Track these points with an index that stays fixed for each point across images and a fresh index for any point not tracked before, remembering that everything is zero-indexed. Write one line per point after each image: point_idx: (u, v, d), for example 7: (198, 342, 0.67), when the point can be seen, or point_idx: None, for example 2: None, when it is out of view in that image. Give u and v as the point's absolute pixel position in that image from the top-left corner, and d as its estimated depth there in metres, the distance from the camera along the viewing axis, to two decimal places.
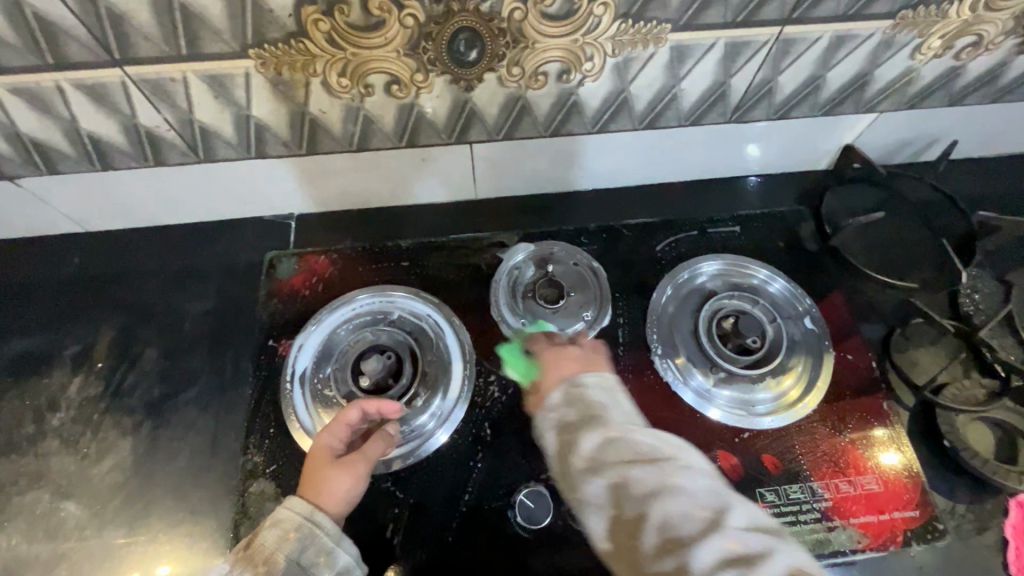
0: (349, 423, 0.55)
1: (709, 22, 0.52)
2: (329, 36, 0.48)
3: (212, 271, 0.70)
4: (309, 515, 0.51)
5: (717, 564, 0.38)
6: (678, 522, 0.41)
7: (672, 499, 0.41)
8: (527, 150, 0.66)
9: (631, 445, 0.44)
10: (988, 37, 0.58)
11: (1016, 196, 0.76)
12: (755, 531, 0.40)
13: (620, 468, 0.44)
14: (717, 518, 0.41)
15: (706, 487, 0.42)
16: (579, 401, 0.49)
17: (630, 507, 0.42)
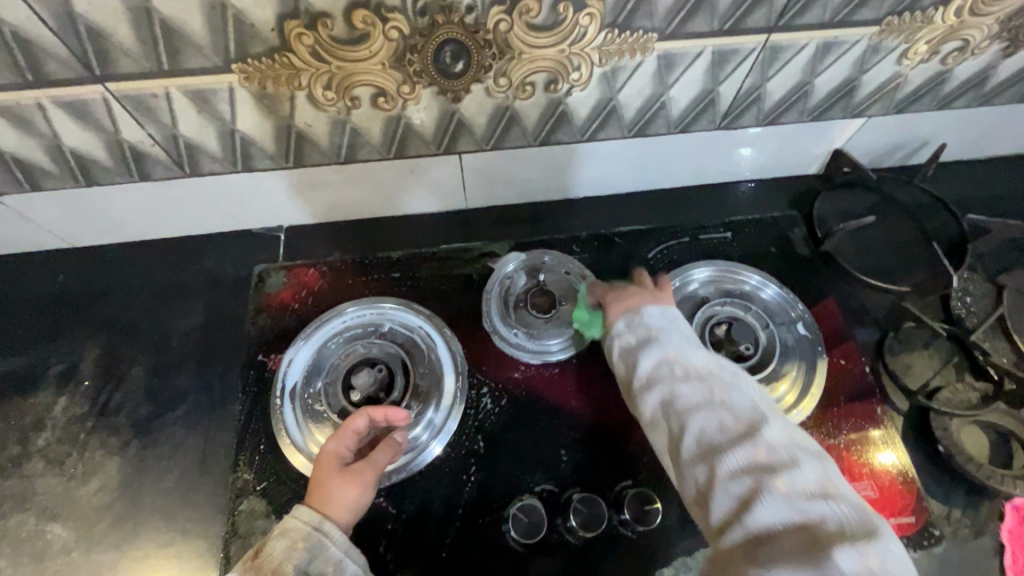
0: (356, 430, 0.55)
1: (696, 31, 0.52)
2: (313, 49, 0.47)
3: (200, 286, 0.69)
4: (318, 525, 0.49)
5: (742, 467, 0.43)
6: (713, 429, 0.45)
7: (714, 412, 0.46)
8: (517, 159, 0.66)
9: (685, 366, 0.49)
10: (974, 41, 0.58)
11: (1005, 197, 0.76)
12: (786, 445, 0.44)
13: (673, 385, 0.48)
14: (752, 429, 0.45)
15: (750, 406, 0.46)
16: (641, 326, 0.54)
17: (677, 416, 0.47)
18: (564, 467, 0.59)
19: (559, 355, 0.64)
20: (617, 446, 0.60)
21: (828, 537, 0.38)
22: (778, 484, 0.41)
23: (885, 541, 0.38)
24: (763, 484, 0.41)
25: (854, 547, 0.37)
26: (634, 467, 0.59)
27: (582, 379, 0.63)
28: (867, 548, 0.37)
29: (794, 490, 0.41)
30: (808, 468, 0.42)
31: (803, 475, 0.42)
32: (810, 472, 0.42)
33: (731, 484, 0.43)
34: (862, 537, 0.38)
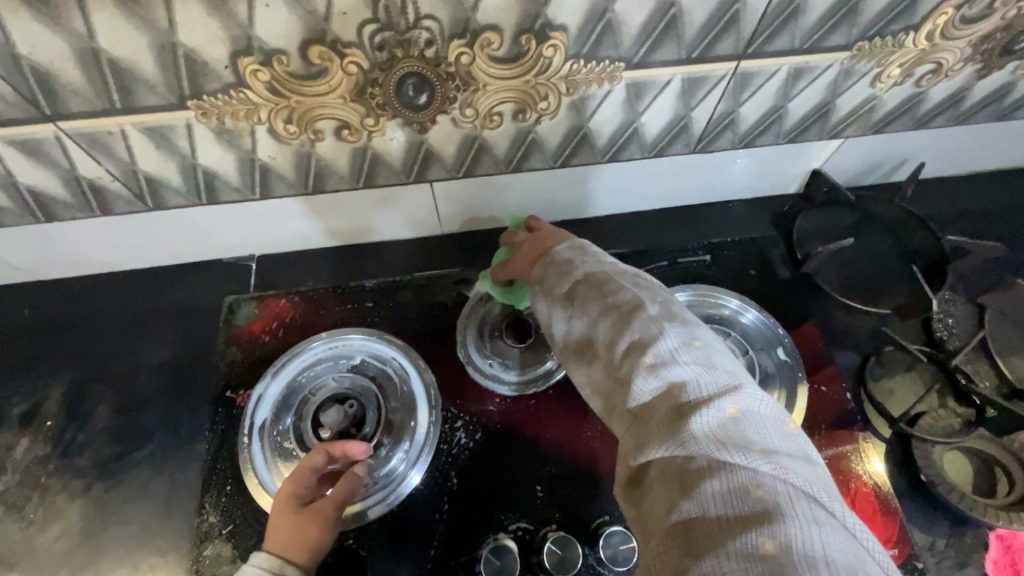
0: (314, 469, 0.53)
1: (664, 60, 0.51)
2: (270, 85, 0.46)
3: (169, 319, 0.67)
4: (277, 571, 0.47)
5: (625, 350, 0.43)
6: (601, 325, 0.45)
7: (603, 311, 0.46)
8: (490, 186, 0.65)
9: (583, 278, 0.49)
10: (947, 64, 0.57)
11: (985, 215, 0.76)
12: (658, 319, 0.43)
13: (568, 301, 0.49)
14: (632, 313, 0.44)
15: (632, 295, 0.46)
16: (553, 260, 0.54)
17: (576, 328, 0.47)
18: (539, 504, 0.57)
19: (535, 386, 0.63)
20: (594, 481, 0.58)
21: (689, 398, 0.37)
22: (646, 359, 0.41)
23: (745, 392, 0.38)
24: (637, 365, 0.41)
25: (711, 401, 0.37)
26: (611, 503, 0.57)
27: (558, 410, 0.62)
28: (725, 400, 0.37)
29: (661, 358, 0.40)
30: (680, 336, 0.42)
31: (672, 345, 0.41)
32: (679, 340, 0.41)
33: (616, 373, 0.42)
34: (721, 389, 0.37)
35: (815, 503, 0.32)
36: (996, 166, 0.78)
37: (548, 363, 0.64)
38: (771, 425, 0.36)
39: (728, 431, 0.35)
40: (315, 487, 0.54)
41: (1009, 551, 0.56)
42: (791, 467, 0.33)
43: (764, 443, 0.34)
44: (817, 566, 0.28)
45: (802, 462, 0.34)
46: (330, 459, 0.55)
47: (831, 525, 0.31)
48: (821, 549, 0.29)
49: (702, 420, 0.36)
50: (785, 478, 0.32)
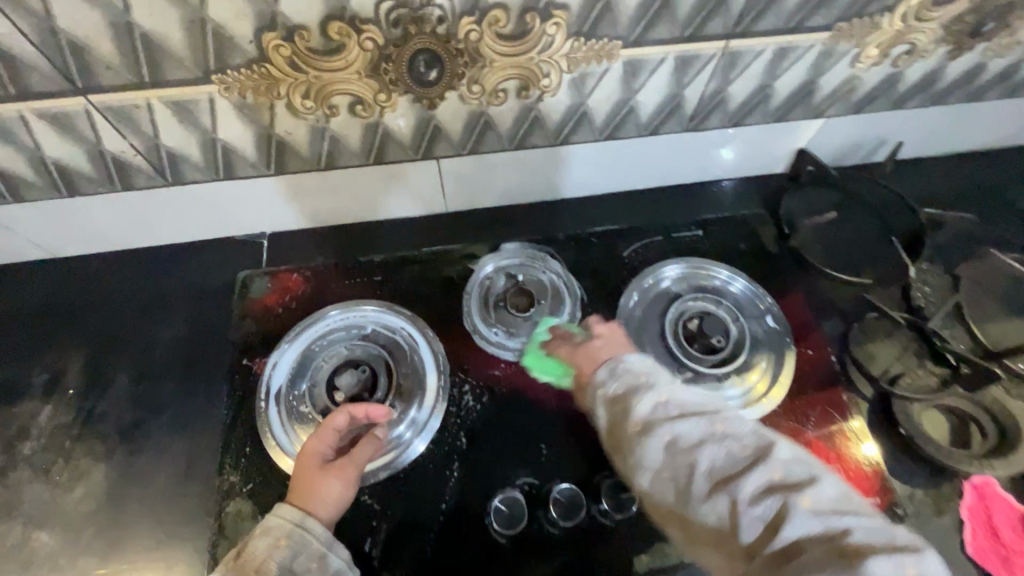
0: (337, 428, 0.57)
1: (658, 39, 0.54)
2: (291, 60, 0.49)
3: (184, 294, 0.70)
4: (300, 522, 0.51)
5: (762, 489, 0.42)
6: (718, 459, 0.44)
7: (721, 443, 0.45)
8: (494, 163, 0.68)
9: (678, 404, 0.48)
10: (921, 45, 0.62)
11: (961, 192, 0.80)
12: (803, 464, 0.43)
13: (665, 424, 0.47)
14: (763, 453, 0.44)
15: (753, 430, 0.46)
16: (625, 372, 0.52)
17: (681, 457, 0.46)
18: (544, 461, 0.60)
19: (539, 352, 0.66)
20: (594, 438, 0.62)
21: (864, 550, 0.37)
22: (806, 504, 0.40)
23: (926, 552, 0.37)
24: (790, 510, 0.40)
25: (891, 555, 0.36)
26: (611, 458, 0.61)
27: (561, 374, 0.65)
28: (904, 557, 0.36)
29: (818, 506, 0.40)
30: (830, 485, 0.41)
31: (827, 493, 0.41)
32: (833, 491, 0.41)
33: (754, 514, 0.41)
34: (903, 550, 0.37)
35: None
36: (972, 147, 0.83)
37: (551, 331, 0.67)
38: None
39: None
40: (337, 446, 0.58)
41: (983, 499, 0.60)
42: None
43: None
44: None
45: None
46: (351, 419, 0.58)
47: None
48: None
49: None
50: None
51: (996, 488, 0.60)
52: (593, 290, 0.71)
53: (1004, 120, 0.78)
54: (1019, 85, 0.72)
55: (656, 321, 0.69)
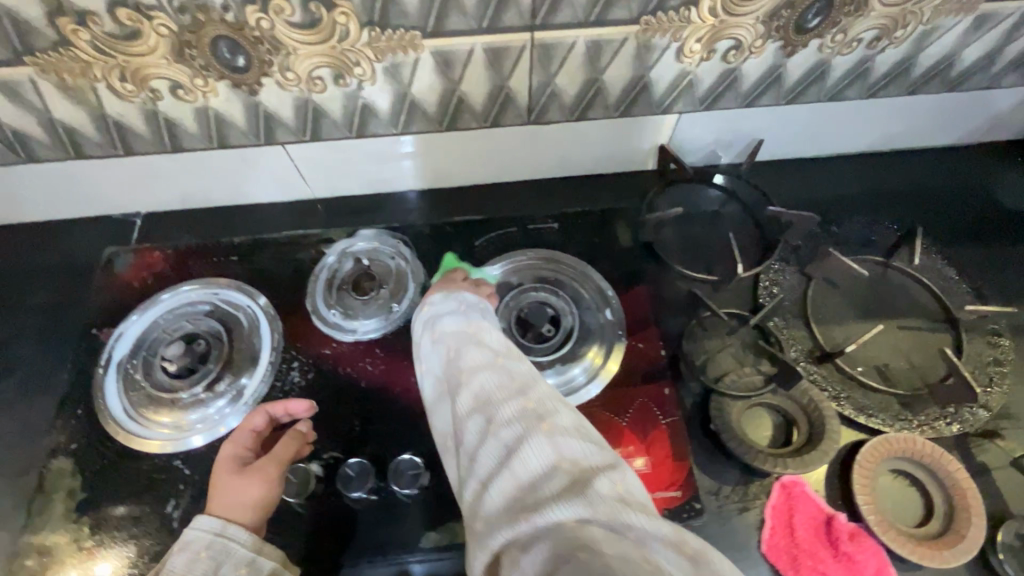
0: (254, 428, 0.58)
1: (456, 29, 0.56)
2: (93, 44, 0.53)
3: (55, 267, 0.74)
4: (221, 530, 0.49)
5: (516, 414, 0.42)
6: (486, 383, 0.45)
7: (494, 372, 0.46)
8: (343, 151, 0.71)
9: (474, 331, 0.51)
10: (746, 41, 0.62)
11: (830, 195, 0.79)
12: (559, 402, 0.44)
13: (460, 350, 0.49)
14: (525, 386, 0.45)
15: (528, 370, 0.47)
16: (454, 299, 0.57)
17: (459, 377, 0.47)
18: (354, 437, 0.62)
19: (372, 335, 0.68)
20: (407, 417, 0.63)
21: (587, 475, 0.38)
22: (549, 429, 0.41)
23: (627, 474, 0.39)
24: (532, 434, 0.40)
25: (605, 475, 0.38)
26: (418, 438, 0.62)
27: (388, 356, 0.67)
28: (615, 477, 0.38)
29: (557, 433, 0.41)
30: (570, 417, 0.43)
31: (566, 425, 0.42)
32: (577, 426, 0.42)
33: (500, 436, 0.41)
34: (614, 467, 0.39)
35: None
36: (847, 151, 0.83)
37: (388, 314, 0.69)
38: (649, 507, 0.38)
39: (626, 506, 0.36)
40: (255, 452, 0.58)
41: (790, 498, 0.58)
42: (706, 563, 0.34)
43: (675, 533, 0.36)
44: None
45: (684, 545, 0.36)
46: (270, 420, 0.60)
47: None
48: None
49: (605, 495, 0.37)
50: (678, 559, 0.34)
51: (805, 488, 0.59)
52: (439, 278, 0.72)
53: (873, 123, 0.78)
54: (877, 83, 0.71)
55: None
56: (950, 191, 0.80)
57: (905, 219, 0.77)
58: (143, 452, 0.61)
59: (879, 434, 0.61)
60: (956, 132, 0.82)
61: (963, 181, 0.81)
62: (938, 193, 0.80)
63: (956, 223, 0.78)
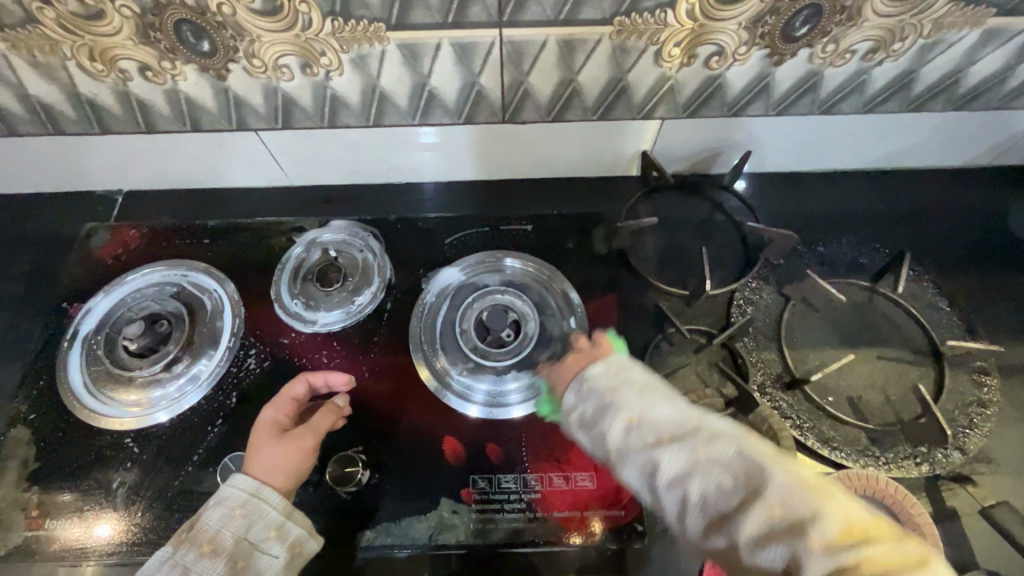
0: (294, 396, 0.59)
1: (421, 23, 0.55)
2: (60, 22, 0.53)
3: (37, 238, 0.76)
4: (256, 491, 0.51)
5: (765, 531, 0.38)
6: (711, 496, 0.41)
7: (706, 476, 0.41)
8: (316, 142, 0.70)
9: (650, 424, 0.45)
10: (729, 47, 0.59)
11: (819, 213, 0.76)
12: (808, 495, 0.39)
13: (650, 458, 0.43)
14: (755, 485, 0.40)
15: (739, 455, 0.42)
16: (591, 391, 0.49)
17: (673, 495, 0.42)
18: None
19: (332, 327, 0.68)
20: (356, 413, 0.63)
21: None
22: (811, 539, 0.37)
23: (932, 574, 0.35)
24: (797, 555, 0.37)
25: None
26: (366, 435, 0.62)
27: (345, 349, 0.67)
28: None
29: (827, 545, 0.36)
30: (829, 511, 0.38)
31: (831, 525, 0.37)
32: (836, 520, 0.37)
33: (760, 557, 0.38)
34: (912, 564, 0.35)
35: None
36: (844, 166, 0.78)
37: (350, 308, 0.69)
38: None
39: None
40: (293, 418, 0.59)
41: None
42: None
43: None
44: None
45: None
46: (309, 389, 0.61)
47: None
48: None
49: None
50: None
51: None
52: (405, 274, 0.71)
53: (872, 139, 0.73)
54: (875, 98, 0.66)
55: (448, 330, 0.68)
56: (953, 216, 0.76)
57: (898, 244, 0.73)
58: (98, 426, 0.63)
59: (841, 468, 0.58)
60: (965, 153, 0.77)
61: (969, 206, 0.77)
62: (939, 218, 0.76)
63: (954, 251, 0.73)
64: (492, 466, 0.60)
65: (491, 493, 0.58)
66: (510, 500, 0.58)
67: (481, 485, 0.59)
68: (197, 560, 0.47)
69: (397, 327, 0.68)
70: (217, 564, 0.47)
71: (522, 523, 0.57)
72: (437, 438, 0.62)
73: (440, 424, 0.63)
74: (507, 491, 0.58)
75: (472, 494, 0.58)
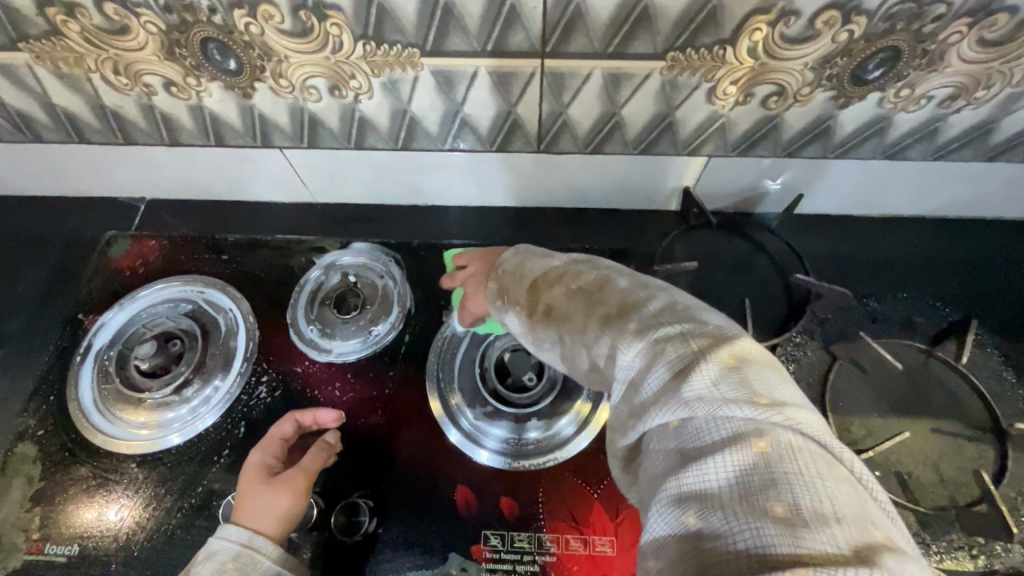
0: (282, 436, 0.57)
1: (457, 50, 0.51)
2: (84, 36, 0.51)
3: (58, 244, 0.75)
4: (247, 542, 0.48)
5: (602, 329, 0.39)
6: (574, 318, 0.42)
7: (570, 302, 0.43)
8: (340, 162, 0.67)
9: (546, 276, 0.47)
10: (791, 87, 0.54)
11: (872, 263, 0.70)
12: (642, 293, 0.41)
13: (547, 305, 0.45)
14: (601, 296, 0.42)
15: (598, 277, 0.44)
16: (503, 272, 0.52)
17: (558, 333, 0.43)
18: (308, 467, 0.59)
19: (347, 357, 0.65)
20: (367, 453, 0.60)
21: (679, 356, 0.33)
22: (632, 329, 0.37)
23: (736, 339, 0.34)
24: (616, 341, 0.38)
25: (703, 354, 0.33)
26: (375, 478, 0.59)
27: (359, 382, 0.64)
28: (717, 348, 0.33)
29: (643, 326, 0.37)
30: (657, 302, 0.39)
31: (652, 310, 0.38)
32: (663, 306, 0.38)
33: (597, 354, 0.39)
34: (714, 338, 0.34)
35: (824, 451, 0.28)
36: (902, 213, 0.72)
37: (366, 337, 0.66)
38: (775, 371, 0.33)
39: (727, 381, 0.31)
40: (283, 459, 0.57)
41: None
42: (801, 415, 0.30)
43: (766, 393, 0.31)
44: (827, 526, 0.25)
45: (811, 411, 0.31)
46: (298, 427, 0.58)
47: (835, 470, 0.28)
48: (828, 503, 0.26)
49: (699, 381, 0.32)
50: (791, 425, 0.29)
51: None
52: (424, 305, 0.68)
53: (936, 186, 0.67)
54: (947, 146, 0.61)
55: (467, 369, 0.65)
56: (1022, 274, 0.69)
57: (959, 303, 0.67)
58: (104, 448, 0.61)
59: None
60: None
61: None
62: (1005, 275, 0.69)
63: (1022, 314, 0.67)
64: (504, 522, 0.56)
65: (503, 552, 0.55)
66: (523, 561, 0.54)
67: (494, 543, 0.55)
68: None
69: (413, 361, 0.65)
70: None
71: None
72: (448, 486, 0.58)
73: (452, 472, 0.59)
74: (519, 552, 0.55)
75: (483, 552, 0.55)
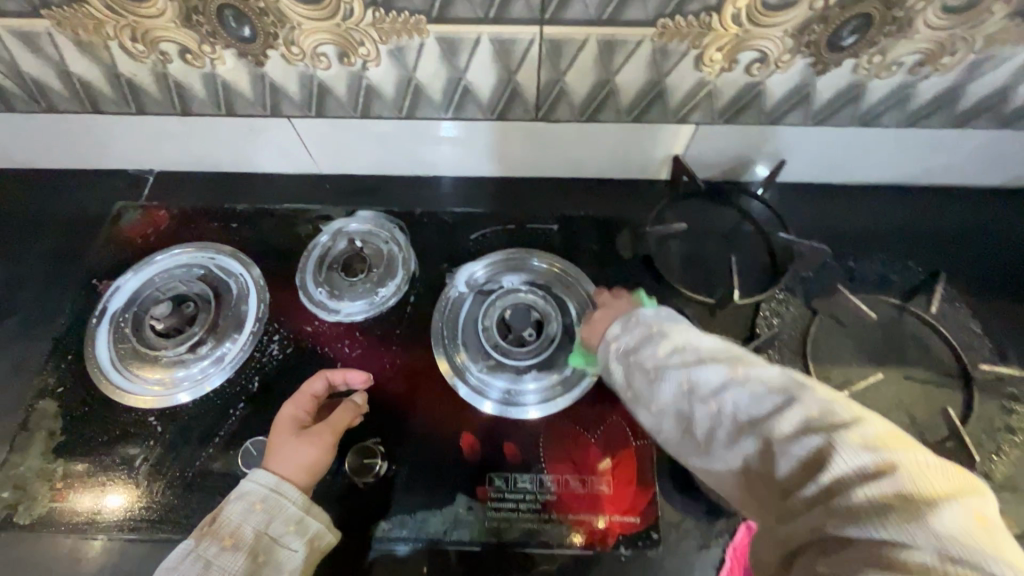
0: (314, 393, 0.60)
1: (461, 17, 0.54)
2: (106, 3, 0.54)
3: (68, 215, 0.77)
4: (276, 486, 0.51)
5: (801, 427, 0.39)
6: (740, 403, 0.43)
7: (740, 386, 0.43)
8: (347, 132, 0.70)
9: (694, 351, 0.47)
10: (772, 54, 0.58)
11: (850, 228, 0.75)
12: (843, 404, 0.40)
13: (694, 373, 0.46)
14: (791, 396, 0.41)
15: (782, 376, 0.43)
16: (636, 326, 0.53)
17: (704, 405, 0.44)
18: None
19: (355, 318, 0.68)
20: (376, 404, 0.63)
21: (917, 489, 0.33)
22: (852, 437, 0.37)
23: (988, 497, 0.33)
24: (826, 444, 0.37)
25: (954, 499, 0.33)
26: (384, 427, 0.62)
27: (367, 340, 0.67)
28: (968, 500, 0.33)
29: (865, 442, 0.37)
30: (874, 425, 0.38)
31: (870, 430, 0.37)
32: (880, 430, 0.38)
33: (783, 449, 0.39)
34: (959, 483, 0.34)
35: None
36: (879, 182, 0.77)
37: (373, 299, 0.69)
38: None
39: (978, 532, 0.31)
40: (313, 414, 0.60)
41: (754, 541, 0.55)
42: None
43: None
44: None
45: None
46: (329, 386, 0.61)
47: None
48: None
49: (942, 521, 0.32)
50: None
51: None
52: (428, 269, 0.71)
53: (910, 154, 0.72)
54: (917, 113, 0.65)
55: (471, 326, 0.68)
56: (988, 236, 0.74)
57: (930, 263, 0.72)
58: (122, 403, 0.64)
59: None
60: (1004, 174, 0.75)
61: (1008, 229, 0.74)
62: (973, 238, 0.74)
63: (988, 273, 0.71)
64: (512, 467, 0.60)
65: (507, 493, 0.58)
66: (525, 500, 0.58)
67: (498, 484, 0.59)
68: (219, 554, 0.47)
69: (419, 321, 0.68)
70: (237, 557, 0.47)
71: (536, 524, 0.57)
72: (454, 434, 0.62)
73: (459, 421, 0.63)
74: (522, 491, 0.58)
75: (487, 492, 0.58)
